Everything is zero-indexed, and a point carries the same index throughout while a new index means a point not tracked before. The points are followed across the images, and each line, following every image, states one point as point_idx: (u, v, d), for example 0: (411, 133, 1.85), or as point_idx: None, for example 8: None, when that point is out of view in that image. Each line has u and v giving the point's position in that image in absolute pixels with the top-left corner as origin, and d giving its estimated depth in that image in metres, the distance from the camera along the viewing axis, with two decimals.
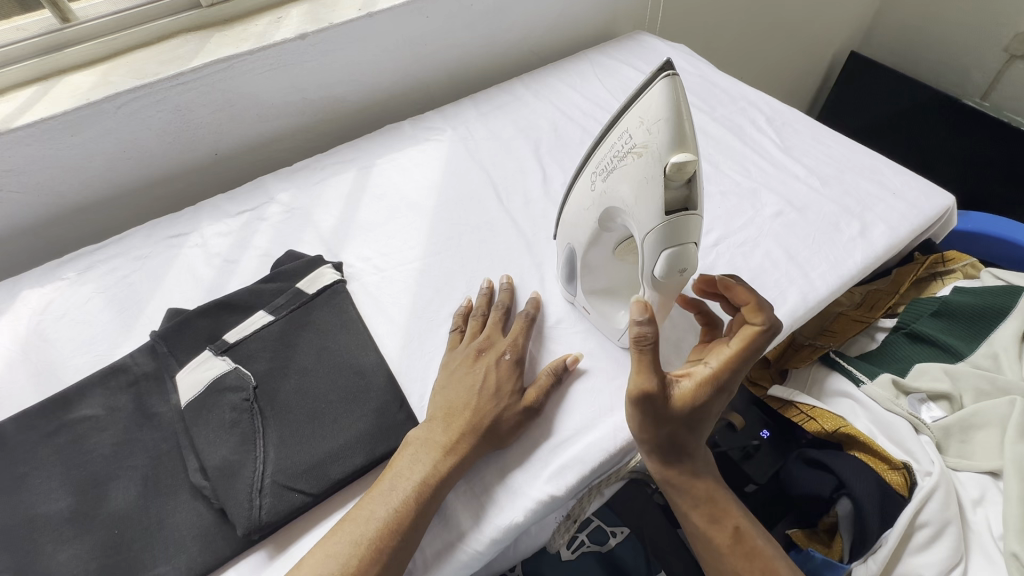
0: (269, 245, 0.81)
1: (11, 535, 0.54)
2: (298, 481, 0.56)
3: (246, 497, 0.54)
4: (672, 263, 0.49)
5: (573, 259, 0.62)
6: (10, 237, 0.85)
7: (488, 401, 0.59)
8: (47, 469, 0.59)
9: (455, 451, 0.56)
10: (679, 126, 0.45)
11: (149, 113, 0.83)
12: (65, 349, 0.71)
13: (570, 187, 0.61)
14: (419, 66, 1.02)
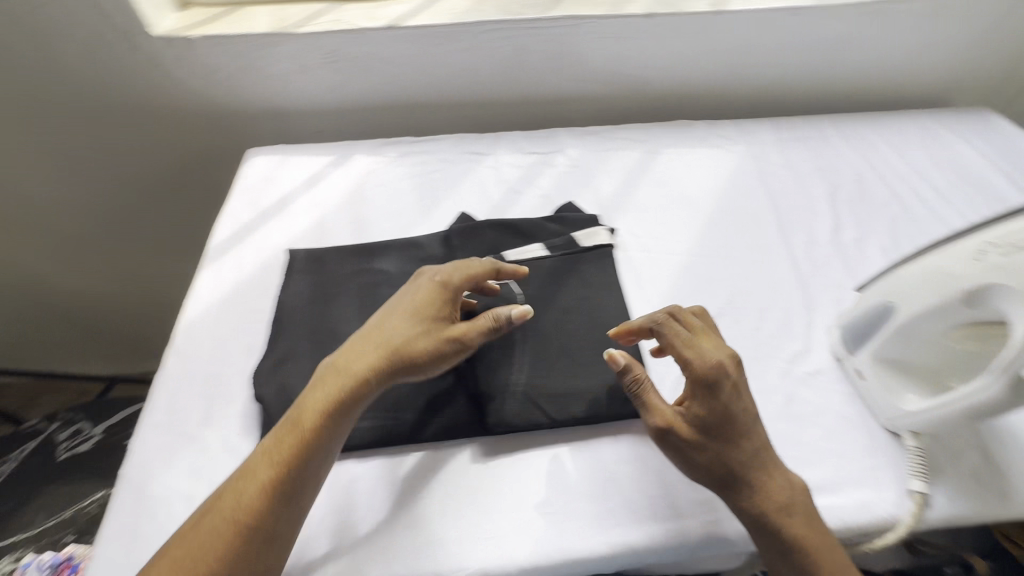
0: (551, 190, 0.88)
1: (318, 334, 0.67)
2: (540, 400, 0.62)
3: (499, 392, 0.61)
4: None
5: (888, 320, 0.59)
6: (356, 109, 1.03)
7: (408, 322, 0.58)
8: (350, 297, 0.72)
9: (382, 359, 0.56)
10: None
11: (497, 45, 0.94)
12: (375, 211, 0.85)
13: (923, 249, 0.59)
14: (733, 74, 1.01)
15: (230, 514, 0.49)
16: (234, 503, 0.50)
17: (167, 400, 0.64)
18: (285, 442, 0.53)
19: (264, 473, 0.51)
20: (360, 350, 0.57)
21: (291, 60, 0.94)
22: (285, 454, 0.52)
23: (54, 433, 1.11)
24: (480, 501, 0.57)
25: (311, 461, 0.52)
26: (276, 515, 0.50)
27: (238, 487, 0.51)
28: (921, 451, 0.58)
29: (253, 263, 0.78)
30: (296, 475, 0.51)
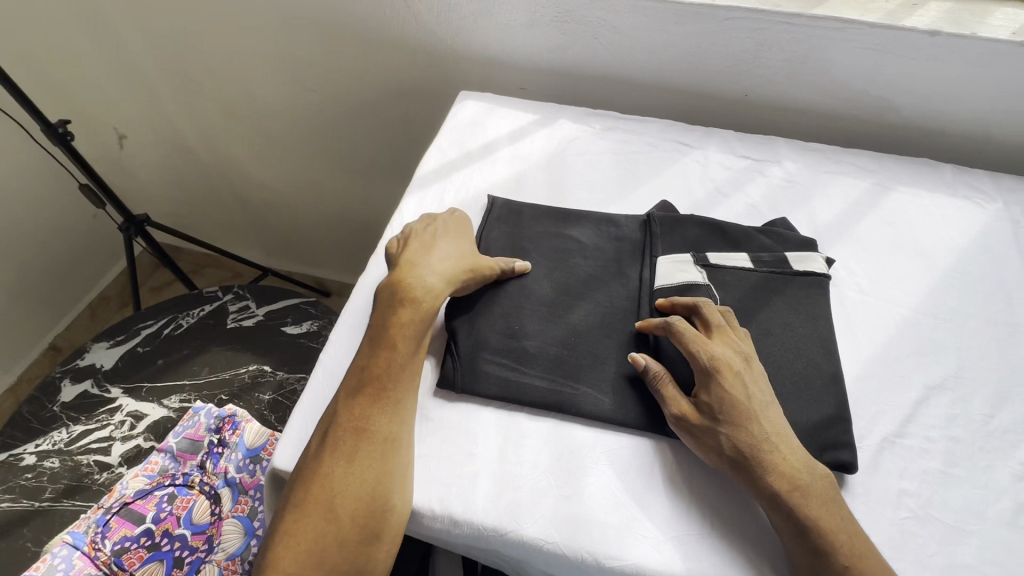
0: (760, 200, 0.81)
1: (508, 284, 0.68)
2: None
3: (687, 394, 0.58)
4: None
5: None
6: (566, 74, 1.02)
7: (456, 254, 0.66)
8: (541, 256, 0.71)
9: (449, 285, 0.63)
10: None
11: (739, 35, 0.88)
12: (574, 179, 0.84)
13: None
14: (1005, 119, 0.87)
15: (342, 418, 0.55)
16: (344, 410, 0.56)
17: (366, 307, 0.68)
18: (378, 355, 0.59)
19: (362, 383, 0.57)
20: (424, 276, 0.63)
21: (525, 12, 0.94)
22: (379, 363, 0.58)
23: (226, 302, 1.24)
24: (645, 498, 0.54)
25: (396, 369, 0.58)
26: (381, 416, 0.56)
27: (348, 399, 0.57)
28: None
29: (453, 201, 0.80)
30: (360, 375, 0.58)
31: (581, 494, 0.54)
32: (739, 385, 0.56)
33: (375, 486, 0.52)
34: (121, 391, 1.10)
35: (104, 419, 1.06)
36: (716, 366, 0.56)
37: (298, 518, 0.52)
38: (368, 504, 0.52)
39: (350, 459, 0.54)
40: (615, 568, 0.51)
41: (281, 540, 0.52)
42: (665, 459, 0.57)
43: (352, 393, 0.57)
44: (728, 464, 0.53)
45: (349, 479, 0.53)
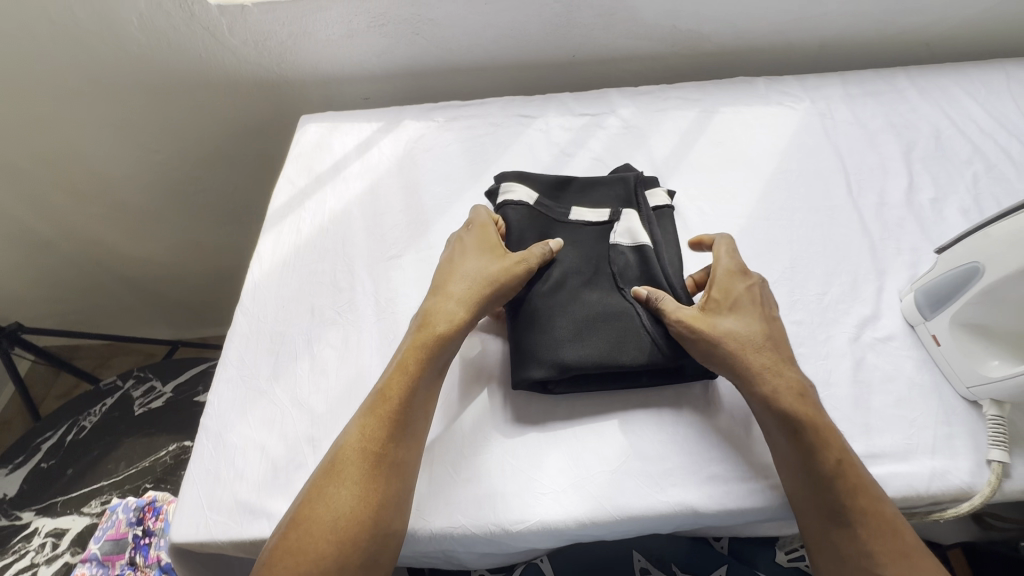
0: (602, 152, 0.86)
1: (385, 315, 0.69)
2: (604, 346, 0.59)
3: (561, 341, 0.60)
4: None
5: (979, 280, 0.54)
6: (402, 74, 1.03)
7: (479, 267, 0.63)
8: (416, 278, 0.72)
9: (472, 305, 0.61)
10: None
11: (547, 2, 0.91)
12: (427, 176, 0.85)
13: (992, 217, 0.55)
14: (797, 25, 0.95)
15: (354, 443, 0.53)
16: (359, 432, 0.54)
17: (239, 356, 0.67)
18: (395, 377, 0.57)
19: (382, 407, 0.55)
20: (451, 298, 0.61)
21: (340, 24, 0.94)
22: (399, 390, 0.56)
23: (129, 390, 1.17)
24: (537, 457, 0.57)
25: (417, 396, 0.56)
26: (394, 441, 0.54)
27: (362, 419, 0.55)
28: (1003, 420, 0.54)
29: (311, 228, 0.79)
30: (394, 395, 0.56)
31: (478, 472, 0.57)
32: (737, 287, 0.60)
33: (382, 513, 0.51)
34: (34, 513, 1.02)
35: (21, 549, 0.98)
36: (721, 276, 0.61)
37: (305, 530, 0.49)
38: (374, 529, 0.50)
39: (360, 479, 0.52)
40: (522, 530, 0.54)
41: (289, 532, 0.50)
42: (554, 413, 0.60)
43: (367, 413, 0.55)
44: (716, 360, 0.57)
45: (358, 502, 0.51)
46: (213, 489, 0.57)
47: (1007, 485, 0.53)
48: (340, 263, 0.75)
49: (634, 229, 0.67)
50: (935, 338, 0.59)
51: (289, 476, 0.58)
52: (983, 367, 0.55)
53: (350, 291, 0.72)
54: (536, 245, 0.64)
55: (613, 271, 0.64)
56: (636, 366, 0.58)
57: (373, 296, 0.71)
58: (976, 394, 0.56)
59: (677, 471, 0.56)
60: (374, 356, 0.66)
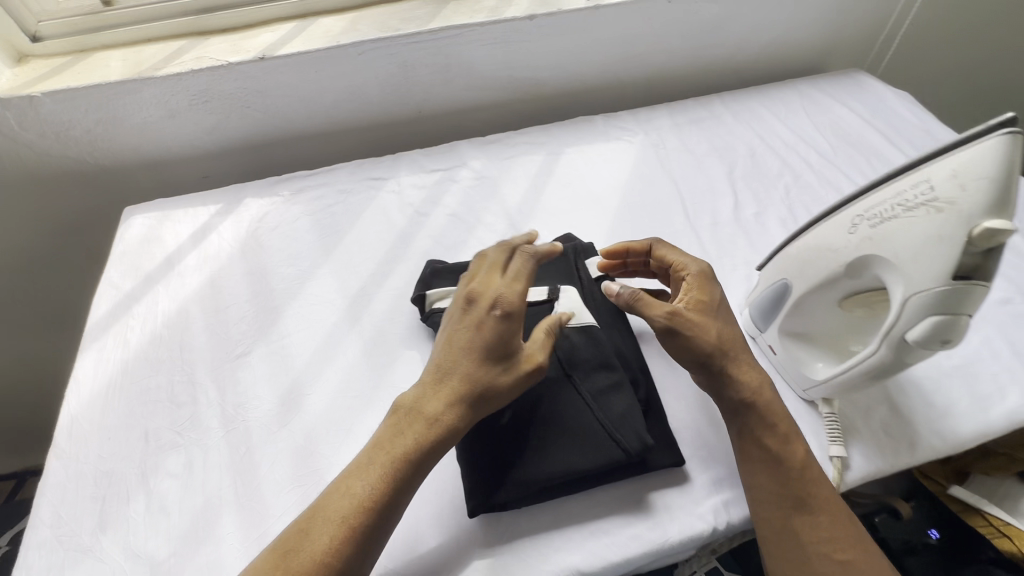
0: (457, 207, 0.85)
1: (234, 427, 0.62)
2: (561, 448, 0.56)
3: (516, 453, 0.56)
4: (926, 340, 0.46)
5: (789, 294, 0.58)
6: (241, 148, 0.96)
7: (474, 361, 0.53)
8: (266, 378, 0.66)
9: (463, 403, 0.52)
10: (1003, 187, 0.41)
11: (380, 64, 0.90)
12: (275, 257, 0.80)
13: (792, 234, 0.58)
14: (623, 64, 1.03)
15: (309, 556, 0.45)
16: (369, 478, 0.49)
17: (53, 513, 0.56)
18: (372, 481, 0.49)
19: (347, 514, 0.47)
20: (437, 389, 0.53)
21: (157, 105, 0.87)
22: (373, 498, 0.48)
23: None
24: (415, 551, 0.54)
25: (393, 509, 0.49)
26: (358, 562, 0.47)
27: (324, 526, 0.47)
28: (835, 415, 0.59)
29: (142, 337, 0.70)
30: (376, 508, 0.48)
31: None
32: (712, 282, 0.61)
33: None
34: None
35: None
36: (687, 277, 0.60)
37: None
38: None
39: (352, 542, 0.46)
40: None
41: None
42: (429, 500, 0.57)
43: (332, 522, 0.47)
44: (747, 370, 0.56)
45: None
46: None
47: (847, 475, 0.57)
48: (178, 374, 0.67)
49: (577, 309, 0.65)
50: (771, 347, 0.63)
51: None
52: (810, 370, 0.59)
53: (192, 405, 0.64)
54: (546, 323, 0.58)
55: (560, 359, 0.61)
56: (596, 467, 0.55)
57: (219, 406, 0.64)
58: (810, 395, 0.61)
59: (559, 533, 0.54)
60: (223, 477, 0.58)
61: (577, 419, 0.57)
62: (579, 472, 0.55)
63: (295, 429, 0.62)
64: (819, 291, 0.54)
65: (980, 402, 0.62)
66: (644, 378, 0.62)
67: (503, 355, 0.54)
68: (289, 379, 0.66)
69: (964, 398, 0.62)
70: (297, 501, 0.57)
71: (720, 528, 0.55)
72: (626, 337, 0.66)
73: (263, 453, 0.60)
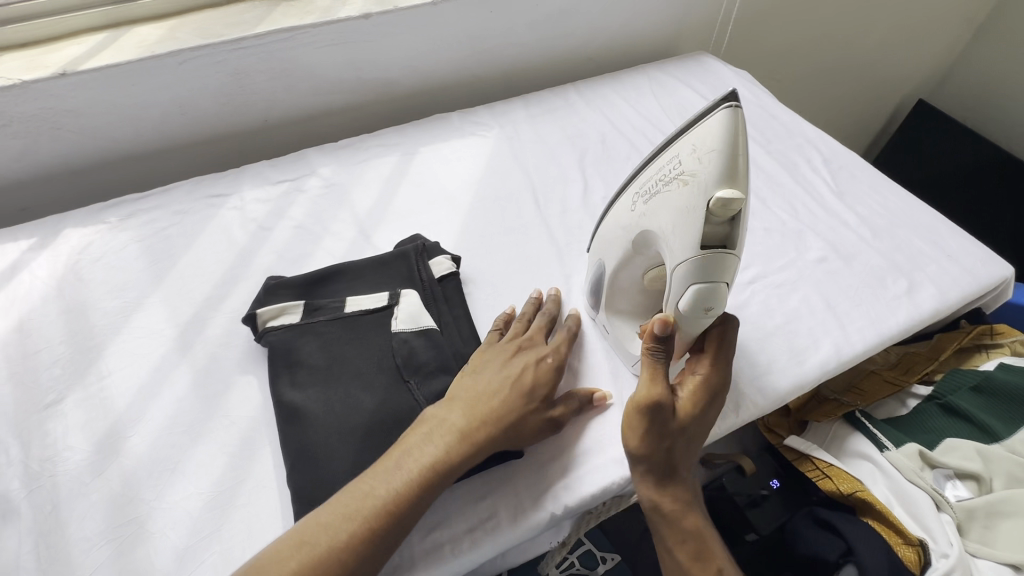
0: (304, 218, 0.82)
1: (38, 485, 0.56)
2: None
3: (345, 467, 0.54)
4: (694, 304, 0.50)
5: (603, 276, 0.61)
6: (61, 174, 0.88)
7: (510, 399, 0.55)
8: (79, 426, 0.60)
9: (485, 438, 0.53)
10: (731, 160, 0.45)
11: (207, 73, 0.85)
12: (97, 291, 0.73)
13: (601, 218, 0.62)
14: (476, 60, 1.03)
15: (321, 550, 0.45)
16: (393, 481, 0.49)
17: None
18: (397, 482, 0.49)
19: (368, 514, 0.47)
20: (466, 407, 0.54)
21: None
22: (392, 503, 0.48)
23: None
24: None
25: (408, 518, 0.49)
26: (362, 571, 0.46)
27: (338, 524, 0.47)
28: None
29: None
30: (394, 513, 0.48)
31: None
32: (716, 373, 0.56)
33: None
34: None
35: None
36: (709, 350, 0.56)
37: None
38: None
39: (366, 543, 0.46)
40: None
41: None
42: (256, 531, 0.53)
43: (347, 520, 0.47)
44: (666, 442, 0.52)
45: None
46: None
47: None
48: None
49: (417, 313, 0.64)
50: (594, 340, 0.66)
51: None
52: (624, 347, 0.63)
53: None
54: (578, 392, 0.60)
55: (397, 365, 0.60)
56: None
57: (20, 463, 0.57)
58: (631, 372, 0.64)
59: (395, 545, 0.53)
60: (22, 542, 0.53)
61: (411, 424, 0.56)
62: None
63: (112, 476, 0.57)
64: (620, 270, 0.59)
65: (798, 355, 0.66)
66: None
67: (535, 387, 0.57)
68: (108, 423, 0.61)
69: (783, 354, 0.66)
70: (110, 555, 0.52)
71: (559, 514, 0.55)
72: (469, 335, 0.66)
73: (72, 509, 0.55)
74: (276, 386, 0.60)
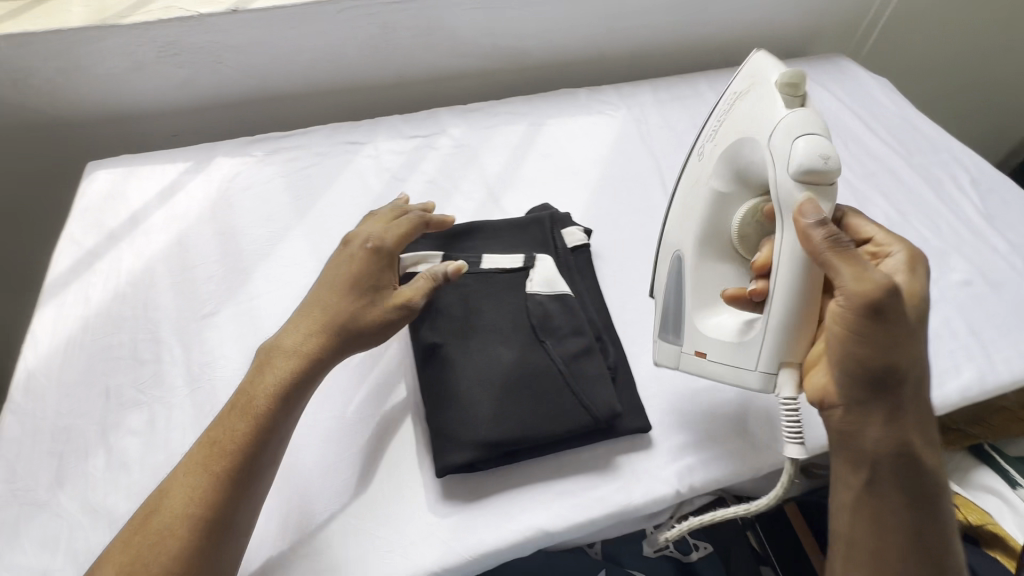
0: (436, 174, 0.84)
1: (200, 387, 0.61)
2: (529, 413, 0.56)
3: (484, 415, 0.56)
4: (814, 142, 0.49)
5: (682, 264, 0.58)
6: (212, 106, 0.93)
7: (349, 295, 0.58)
8: (233, 339, 0.65)
9: (323, 326, 0.56)
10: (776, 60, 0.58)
11: (359, 24, 0.87)
12: (246, 218, 0.78)
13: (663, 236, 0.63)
14: (608, 38, 1.02)
15: (216, 449, 0.49)
16: (268, 381, 0.53)
17: (8, 467, 0.55)
18: (269, 379, 0.53)
19: (246, 413, 0.51)
20: (318, 306, 0.58)
21: (123, 55, 0.83)
22: (266, 398, 0.52)
23: None
24: (381, 510, 0.54)
25: (269, 406, 0.52)
26: (249, 461, 0.49)
27: (225, 421, 0.51)
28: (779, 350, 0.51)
29: (104, 294, 0.68)
30: (262, 407, 0.51)
31: (318, 544, 0.52)
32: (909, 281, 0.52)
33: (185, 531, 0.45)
34: None
35: None
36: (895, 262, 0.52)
37: (133, 546, 0.44)
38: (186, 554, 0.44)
39: (232, 433, 0.50)
40: None
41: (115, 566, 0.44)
42: (397, 459, 0.57)
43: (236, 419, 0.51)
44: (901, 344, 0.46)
45: (186, 522, 0.45)
46: None
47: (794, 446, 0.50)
48: (142, 332, 0.65)
49: (553, 278, 0.65)
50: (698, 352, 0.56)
51: None
52: (740, 339, 0.53)
53: (156, 363, 0.63)
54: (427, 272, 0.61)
55: (534, 325, 0.61)
56: (563, 431, 0.56)
57: (185, 365, 0.63)
58: (764, 368, 0.52)
59: (525, 494, 0.55)
60: (187, 435, 0.58)
61: (547, 384, 0.58)
62: (546, 435, 0.55)
63: None
64: (711, 242, 0.58)
65: (937, 376, 0.64)
66: (614, 347, 0.63)
67: (356, 281, 0.59)
68: (258, 339, 0.65)
69: None
70: None
71: (683, 492, 0.56)
72: (599, 307, 0.67)
73: None
74: (416, 329, 0.62)
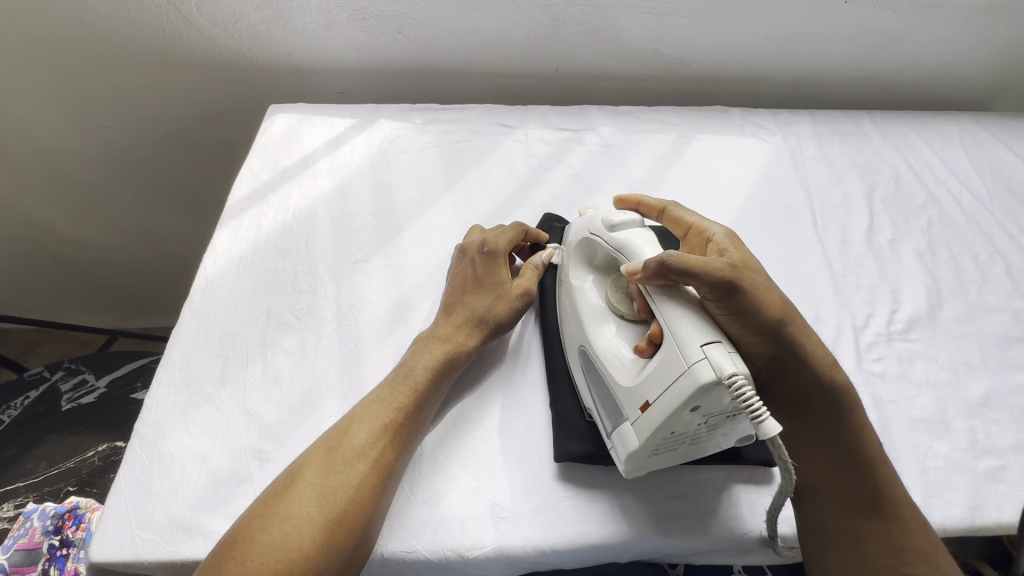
0: (580, 169, 0.85)
1: (347, 324, 0.66)
2: None
3: None
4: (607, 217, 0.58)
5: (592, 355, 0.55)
6: (381, 71, 0.99)
7: (480, 293, 0.62)
8: (379, 287, 0.69)
9: (470, 316, 0.61)
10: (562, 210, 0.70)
11: (533, 13, 0.91)
12: (401, 179, 0.82)
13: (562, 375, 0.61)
14: (772, 63, 0.99)
15: (380, 410, 0.53)
16: (421, 359, 0.57)
17: (183, 358, 0.62)
18: (421, 360, 0.57)
19: (403, 383, 0.56)
20: (456, 301, 0.62)
21: (320, 14, 0.91)
22: (422, 375, 0.56)
23: (56, 382, 0.99)
24: (497, 478, 0.55)
25: (424, 380, 0.56)
26: (409, 427, 0.53)
27: (386, 386, 0.56)
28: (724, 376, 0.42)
29: (273, 223, 0.75)
30: (420, 380, 0.56)
31: (438, 494, 0.54)
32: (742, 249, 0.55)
33: (371, 473, 0.49)
34: None
35: None
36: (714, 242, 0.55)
37: (320, 471, 0.48)
38: (374, 494, 0.49)
39: (396, 396, 0.54)
40: (478, 557, 0.52)
41: (307, 490, 0.47)
42: (518, 433, 0.58)
43: (396, 386, 0.55)
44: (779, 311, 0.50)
45: (371, 467, 0.49)
46: (145, 503, 0.52)
47: (768, 422, 0.41)
48: (302, 264, 0.71)
49: None
50: (640, 404, 0.47)
51: (231, 492, 0.54)
52: (637, 383, 0.49)
53: (311, 295, 0.68)
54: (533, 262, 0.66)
55: None
56: None
57: (336, 302, 0.68)
58: (691, 362, 0.44)
59: (639, 499, 0.55)
60: (331, 365, 0.62)
61: None
62: None
63: (402, 338, 0.65)
64: (597, 325, 0.57)
65: None
66: None
67: (474, 280, 0.63)
68: (401, 293, 0.69)
69: None
70: None
71: None
72: None
73: (370, 353, 0.63)
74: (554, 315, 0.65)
